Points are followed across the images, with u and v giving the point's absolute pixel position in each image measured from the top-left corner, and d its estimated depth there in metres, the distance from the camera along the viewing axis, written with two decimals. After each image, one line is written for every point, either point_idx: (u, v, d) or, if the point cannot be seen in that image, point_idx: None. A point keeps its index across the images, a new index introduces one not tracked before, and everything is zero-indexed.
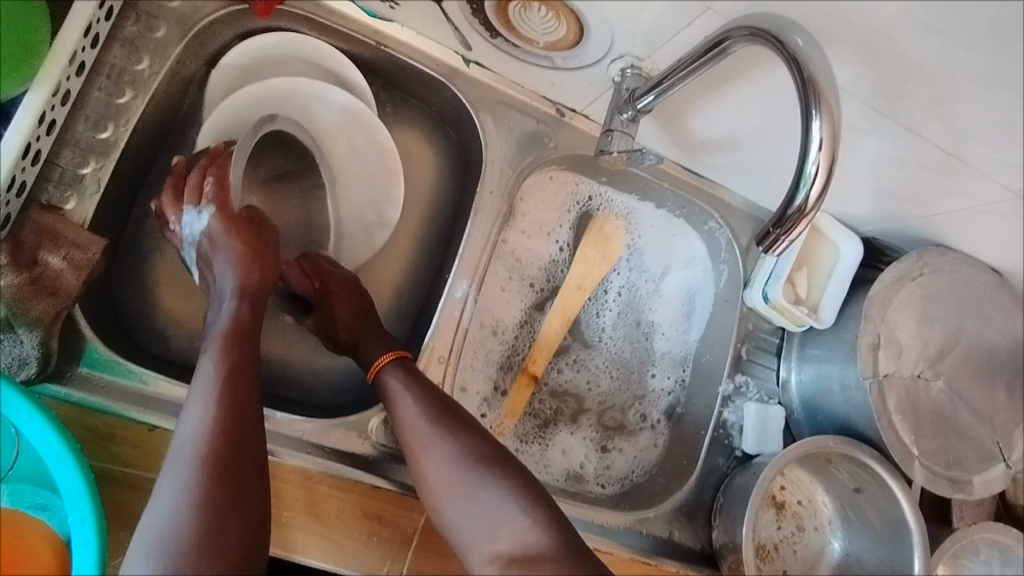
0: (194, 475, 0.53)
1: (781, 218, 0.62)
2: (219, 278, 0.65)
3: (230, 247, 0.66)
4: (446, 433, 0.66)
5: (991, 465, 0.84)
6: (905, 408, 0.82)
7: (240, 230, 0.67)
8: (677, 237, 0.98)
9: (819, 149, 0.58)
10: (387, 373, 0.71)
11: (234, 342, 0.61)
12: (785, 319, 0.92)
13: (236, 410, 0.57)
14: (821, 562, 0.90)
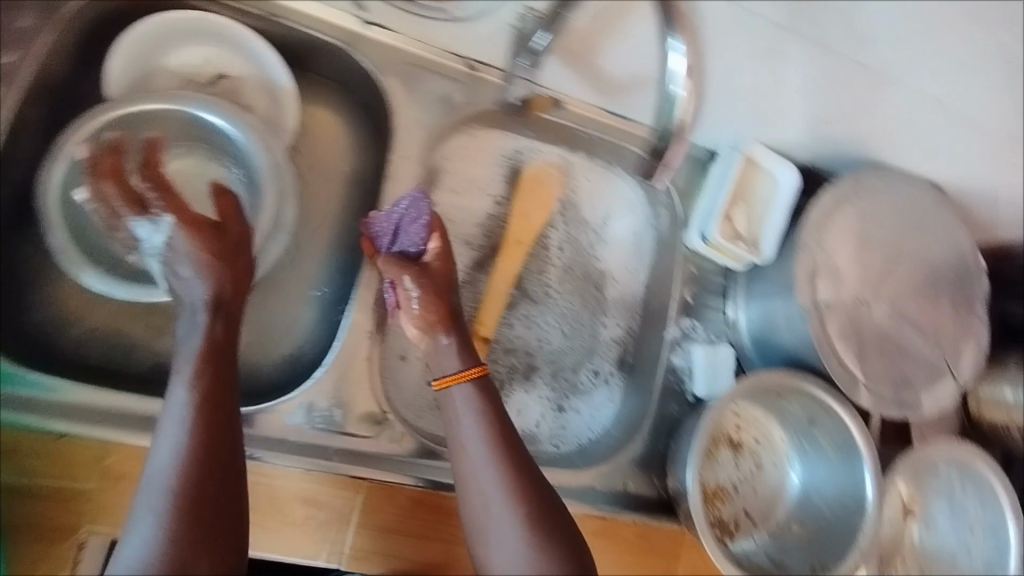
0: (165, 513, 0.50)
1: (657, 154, 0.83)
2: (188, 289, 0.60)
3: (197, 258, 0.59)
4: (504, 470, 0.60)
5: (939, 383, 0.84)
6: (847, 334, 0.80)
7: (205, 234, 0.60)
8: (609, 181, 0.93)
9: (681, 74, 0.74)
10: (458, 393, 0.64)
11: (212, 362, 0.57)
12: (726, 258, 0.89)
13: (212, 444, 0.54)
14: (782, 498, 0.90)
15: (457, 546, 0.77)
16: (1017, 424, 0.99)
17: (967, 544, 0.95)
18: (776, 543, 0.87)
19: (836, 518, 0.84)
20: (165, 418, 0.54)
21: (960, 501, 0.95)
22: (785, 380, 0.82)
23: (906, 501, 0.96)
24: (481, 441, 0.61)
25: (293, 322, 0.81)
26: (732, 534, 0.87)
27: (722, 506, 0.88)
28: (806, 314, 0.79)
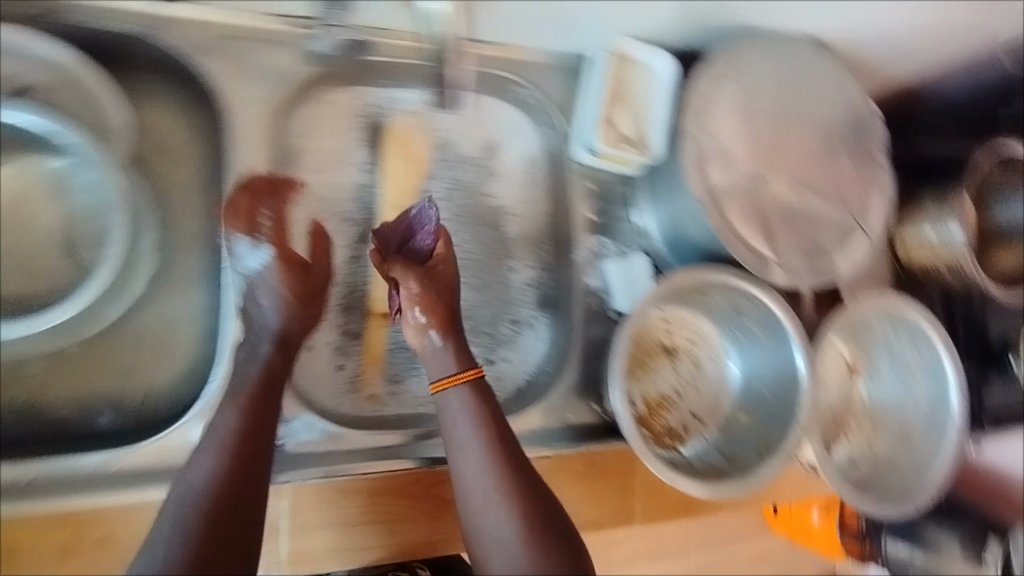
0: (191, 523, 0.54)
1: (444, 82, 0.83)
2: (265, 318, 0.67)
3: (280, 290, 0.67)
4: (494, 447, 0.65)
5: (851, 241, 0.83)
6: (749, 216, 0.77)
7: (293, 272, 0.67)
8: (488, 110, 0.88)
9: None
10: (452, 395, 0.67)
11: (258, 396, 0.63)
12: (616, 165, 0.85)
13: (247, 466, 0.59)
14: (726, 391, 0.90)
15: (401, 525, 0.76)
16: (942, 262, 1.04)
17: (911, 390, 0.97)
18: (725, 438, 0.87)
19: (777, 400, 0.83)
20: (205, 440, 0.59)
21: (896, 350, 0.97)
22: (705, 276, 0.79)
23: (849, 358, 1.02)
24: (473, 434, 0.65)
25: (178, 344, 0.74)
26: (681, 439, 0.87)
27: (667, 414, 0.88)
28: (702, 205, 0.75)
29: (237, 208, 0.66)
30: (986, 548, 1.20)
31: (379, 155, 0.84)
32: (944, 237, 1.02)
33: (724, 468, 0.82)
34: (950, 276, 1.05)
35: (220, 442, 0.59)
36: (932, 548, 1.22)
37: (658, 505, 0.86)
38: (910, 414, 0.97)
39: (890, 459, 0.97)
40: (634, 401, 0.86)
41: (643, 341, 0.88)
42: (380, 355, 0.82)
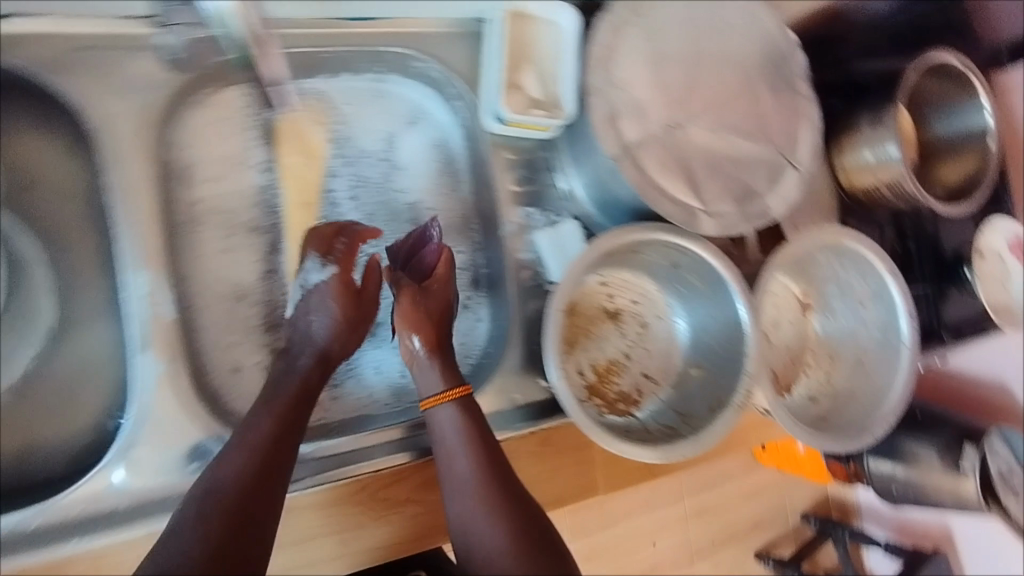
0: (216, 515, 0.57)
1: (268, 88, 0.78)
2: (312, 333, 0.73)
3: (333, 301, 0.73)
4: (475, 448, 0.69)
5: (781, 179, 0.80)
6: (670, 167, 0.73)
7: (346, 294, 0.74)
8: (381, 98, 0.87)
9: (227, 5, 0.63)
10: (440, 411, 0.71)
11: (289, 409, 0.67)
12: (531, 131, 0.80)
13: (275, 469, 0.63)
14: (676, 347, 0.88)
15: (353, 532, 0.73)
16: (882, 181, 1.06)
17: (863, 319, 0.97)
18: (679, 395, 0.86)
19: (724, 351, 0.82)
20: (234, 443, 0.63)
21: (844, 280, 0.96)
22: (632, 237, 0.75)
23: (801, 296, 1.02)
24: (458, 435, 0.70)
25: (85, 385, 0.69)
26: (637, 402, 0.86)
27: (618, 379, 0.86)
28: (617, 162, 0.71)
29: (318, 234, 0.75)
30: (962, 456, 1.25)
31: (277, 156, 0.82)
32: (881, 156, 1.04)
33: (679, 427, 0.81)
34: (892, 196, 1.06)
35: (248, 448, 0.63)
36: (910, 460, 1.27)
37: (619, 470, 0.85)
38: (864, 342, 0.97)
39: (849, 389, 0.97)
40: (581, 371, 0.84)
41: (584, 308, 0.86)
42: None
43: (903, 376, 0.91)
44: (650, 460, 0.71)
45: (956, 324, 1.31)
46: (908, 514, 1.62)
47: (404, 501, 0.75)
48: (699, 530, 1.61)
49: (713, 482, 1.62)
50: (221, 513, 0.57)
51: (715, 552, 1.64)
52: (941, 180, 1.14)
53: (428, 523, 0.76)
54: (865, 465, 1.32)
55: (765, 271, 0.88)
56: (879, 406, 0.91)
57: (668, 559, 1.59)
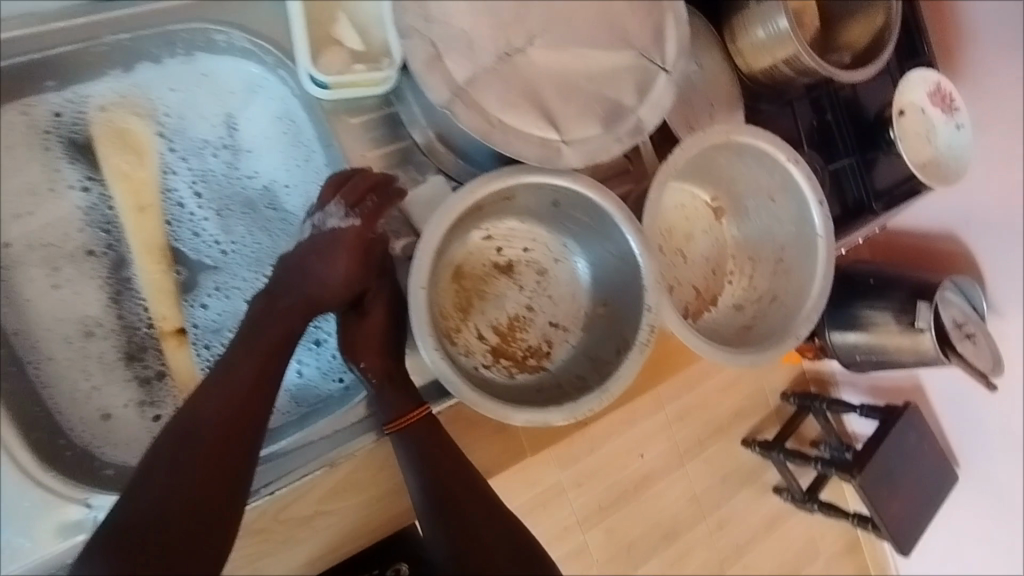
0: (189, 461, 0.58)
1: None
2: (314, 277, 0.71)
3: (340, 247, 0.71)
4: (439, 465, 0.72)
5: (652, 86, 0.71)
6: (514, 102, 0.65)
7: (354, 252, 0.72)
8: (206, 80, 0.75)
9: None
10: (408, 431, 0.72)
11: (269, 352, 0.66)
12: (363, 89, 0.70)
13: (245, 413, 0.62)
14: (579, 288, 0.82)
15: (267, 560, 0.70)
16: (779, 60, 0.97)
17: (776, 215, 0.91)
18: (590, 337, 0.81)
19: (627, 285, 0.76)
20: (211, 387, 0.63)
21: (750, 177, 0.90)
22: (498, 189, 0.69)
23: (712, 202, 0.96)
24: (418, 458, 0.72)
25: None
26: (548, 353, 0.81)
27: (525, 334, 0.81)
28: (449, 108, 0.62)
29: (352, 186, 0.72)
30: (918, 315, 1.20)
31: (95, 166, 0.74)
32: (773, 32, 0.95)
33: (591, 375, 0.77)
34: (792, 72, 0.98)
35: (228, 393, 0.62)
36: (867, 327, 1.27)
37: None
38: (781, 238, 0.92)
39: (772, 291, 0.92)
40: (482, 337, 0.79)
41: (472, 268, 0.80)
42: (194, 375, 0.76)
43: (822, 268, 0.86)
44: (560, 423, 0.68)
45: (888, 189, 1.26)
46: (879, 375, 1.60)
47: (314, 514, 0.73)
48: (684, 433, 1.54)
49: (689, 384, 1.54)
50: (200, 456, 0.59)
51: (703, 451, 1.57)
52: (847, 45, 1.05)
53: (346, 532, 0.74)
54: (826, 338, 1.34)
55: (655, 187, 0.79)
56: (802, 305, 0.87)
57: (659, 464, 1.50)
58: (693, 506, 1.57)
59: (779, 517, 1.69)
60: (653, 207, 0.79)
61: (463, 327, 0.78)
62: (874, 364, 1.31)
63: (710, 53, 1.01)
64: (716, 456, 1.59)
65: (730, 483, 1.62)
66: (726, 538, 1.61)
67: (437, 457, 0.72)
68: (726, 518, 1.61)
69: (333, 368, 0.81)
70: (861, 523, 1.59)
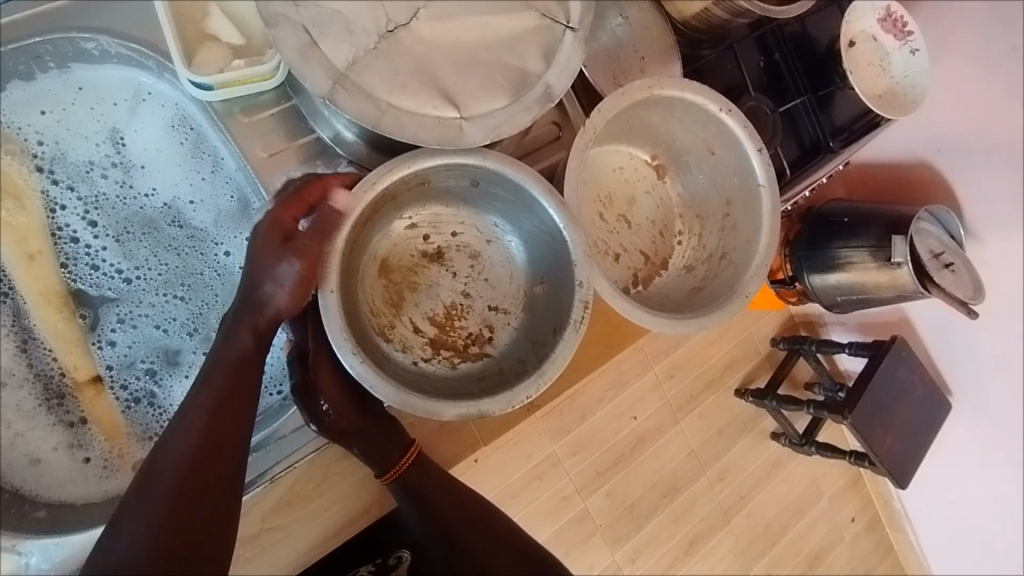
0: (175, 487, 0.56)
1: None
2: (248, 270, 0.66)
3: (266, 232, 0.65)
4: (439, 492, 0.78)
5: (557, 46, 0.66)
6: (403, 82, 0.61)
7: (274, 236, 0.64)
8: (84, 96, 0.71)
9: None
10: (408, 474, 0.76)
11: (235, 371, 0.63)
12: (252, 84, 0.65)
13: (223, 437, 0.60)
14: (516, 267, 0.79)
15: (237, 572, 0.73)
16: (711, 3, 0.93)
17: (717, 168, 0.87)
18: (530, 318, 0.78)
19: (559, 262, 0.73)
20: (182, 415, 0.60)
21: (685, 131, 0.86)
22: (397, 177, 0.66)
23: (652, 160, 0.92)
24: (418, 488, 0.77)
25: None
26: (490, 338, 0.78)
27: (463, 321, 0.78)
28: (332, 99, 0.58)
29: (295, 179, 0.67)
30: (893, 251, 1.15)
31: None
32: None
33: (531, 358, 0.74)
34: (728, 14, 0.93)
35: (202, 414, 0.60)
36: (845, 266, 1.24)
37: None
38: (726, 192, 0.87)
39: (722, 248, 0.88)
40: (418, 330, 0.76)
41: (399, 260, 0.76)
42: (117, 421, 0.74)
43: (768, 218, 0.82)
44: (495, 411, 0.65)
45: (847, 124, 1.21)
46: (868, 312, 1.57)
47: (261, 531, 0.74)
48: (676, 390, 1.52)
49: (677, 340, 1.51)
50: (174, 490, 0.56)
51: (697, 405, 1.56)
52: None
53: (302, 540, 0.77)
54: (807, 282, 1.32)
55: (575, 154, 0.75)
56: (750, 261, 0.83)
57: (653, 425, 1.49)
58: (692, 461, 1.56)
59: (780, 462, 1.68)
60: (578, 176, 0.75)
61: (396, 323, 0.75)
62: (855, 304, 1.28)
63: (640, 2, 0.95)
64: (712, 409, 1.58)
65: (727, 434, 1.61)
66: (728, 488, 1.61)
67: (438, 485, 0.78)
68: (726, 470, 1.61)
69: (270, 378, 0.75)
70: (860, 461, 1.58)
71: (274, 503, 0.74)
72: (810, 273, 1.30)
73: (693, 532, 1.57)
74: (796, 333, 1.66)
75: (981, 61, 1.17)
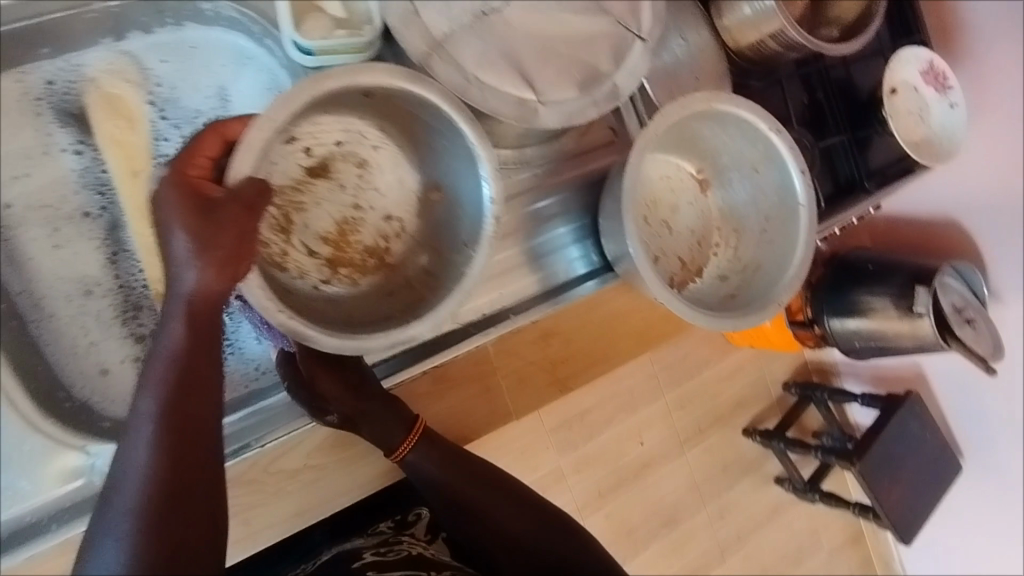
0: (141, 534, 0.41)
1: None
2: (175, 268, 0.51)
3: (176, 210, 0.52)
4: (450, 470, 0.77)
5: (627, 52, 0.72)
6: (489, 60, 0.67)
7: (188, 206, 0.53)
8: (198, 51, 0.78)
9: None
10: (416, 452, 0.75)
11: (192, 367, 0.48)
12: (348, 55, 0.70)
13: (192, 450, 0.46)
14: (405, 172, 0.79)
15: (262, 507, 0.71)
16: (766, 35, 1.00)
17: (759, 186, 0.92)
18: (427, 222, 0.79)
19: (455, 171, 0.74)
20: (132, 441, 0.45)
21: (733, 147, 0.91)
22: (298, 108, 0.62)
23: (697, 174, 0.97)
24: (431, 466, 0.76)
25: None
26: (387, 248, 0.79)
27: (357, 235, 0.78)
28: (427, 61, 0.66)
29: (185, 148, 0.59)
30: (915, 300, 1.20)
31: (86, 133, 0.76)
32: (758, 8, 0.98)
33: (440, 271, 0.75)
34: (780, 47, 1.01)
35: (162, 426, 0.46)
36: (866, 313, 1.27)
37: (525, 385, 0.84)
38: (765, 207, 0.92)
39: (756, 261, 0.92)
40: (313, 251, 0.76)
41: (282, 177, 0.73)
42: None
43: (804, 235, 0.87)
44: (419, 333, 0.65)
45: (882, 167, 1.26)
46: (882, 364, 1.60)
47: (304, 467, 0.73)
48: (685, 421, 1.54)
49: (692, 371, 1.53)
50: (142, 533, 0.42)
51: (704, 438, 1.58)
52: (836, 19, 1.08)
53: (339, 485, 0.75)
54: (825, 325, 1.34)
55: (635, 155, 0.80)
56: (783, 274, 0.88)
57: (657, 452, 1.51)
58: (693, 493, 1.57)
59: (780, 507, 1.69)
60: (634, 174, 0.80)
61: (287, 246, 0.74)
62: (873, 350, 1.30)
63: (701, 26, 1.01)
64: (718, 445, 1.60)
65: (732, 470, 1.62)
66: (727, 526, 1.61)
67: (451, 463, 0.77)
68: (726, 507, 1.61)
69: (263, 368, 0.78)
70: (865, 513, 1.60)
71: (322, 441, 0.74)
72: (830, 316, 1.33)
73: (689, 567, 1.56)
74: (809, 380, 1.69)
75: (1014, 121, 1.23)
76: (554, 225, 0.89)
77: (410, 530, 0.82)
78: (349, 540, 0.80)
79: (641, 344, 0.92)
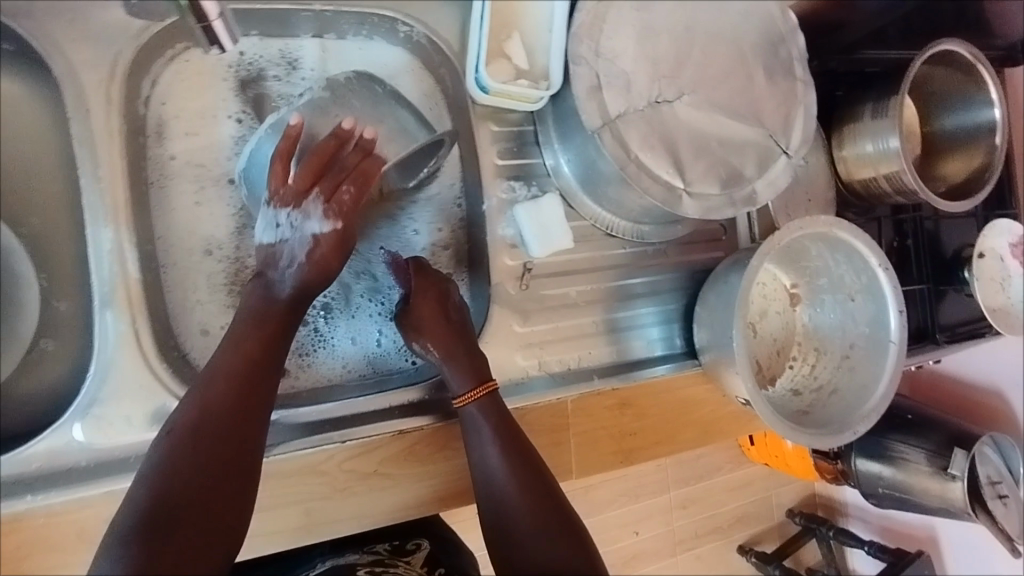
0: (204, 440, 0.55)
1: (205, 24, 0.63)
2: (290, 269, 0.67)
3: (325, 244, 0.68)
4: (514, 468, 0.72)
5: (772, 165, 0.76)
6: (652, 142, 0.72)
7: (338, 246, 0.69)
8: (376, 60, 0.82)
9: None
10: (478, 411, 0.73)
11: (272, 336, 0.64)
12: (518, 102, 0.79)
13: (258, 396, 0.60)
14: None
15: (319, 503, 0.71)
16: (882, 175, 1.01)
17: (851, 315, 0.94)
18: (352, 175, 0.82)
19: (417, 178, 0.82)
20: (211, 373, 0.60)
21: (834, 273, 0.94)
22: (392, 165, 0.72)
23: (790, 288, 1.00)
24: (498, 456, 0.72)
25: (62, 341, 0.70)
26: None
27: None
28: (598, 133, 0.71)
29: (302, 168, 0.68)
30: (952, 462, 1.18)
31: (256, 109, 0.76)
32: (882, 148, 0.99)
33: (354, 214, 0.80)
34: (891, 189, 1.02)
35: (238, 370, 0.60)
36: (898, 462, 1.24)
37: (592, 450, 0.83)
38: (851, 338, 0.94)
39: (833, 384, 0.94)
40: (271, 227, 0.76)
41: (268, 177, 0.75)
42: None
43: (889, 373, 0.89)
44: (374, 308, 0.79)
45: (952, 325, 1.27)
46: (894, 518, 1.59)
47: (372, 473, 0.73)
48: (685, 523, 1.59)
49: (700, 476, 1.61)
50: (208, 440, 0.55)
51: (699, 545, 1.61)
52: (944, 176, 1.10)
53: (395, 501, 0.74)
54: (850, 463, 1.31)
55: (754, 257, 0.81)
56: (864, 403, 0.89)
57: (653, 549, 1.55)
58: None
59: None
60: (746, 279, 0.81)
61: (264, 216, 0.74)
62: (893, 499, 1.28)
63: (815, 153, 1.07)
64: (712, 556, 1.63)
65: None
66: None
67: (517, 458, 0.72)
68: None
69: (353, 360, 0.82)
70: None
71: (394, 453, 0.74)
72: (856, 454, 1.30)
73: None
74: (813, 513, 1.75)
75: None
76: (637, 304, 0.91)
77: (407, 558, 0.81)
78: (344, 555, 0.80)
79: (704, 437, 0.90)
